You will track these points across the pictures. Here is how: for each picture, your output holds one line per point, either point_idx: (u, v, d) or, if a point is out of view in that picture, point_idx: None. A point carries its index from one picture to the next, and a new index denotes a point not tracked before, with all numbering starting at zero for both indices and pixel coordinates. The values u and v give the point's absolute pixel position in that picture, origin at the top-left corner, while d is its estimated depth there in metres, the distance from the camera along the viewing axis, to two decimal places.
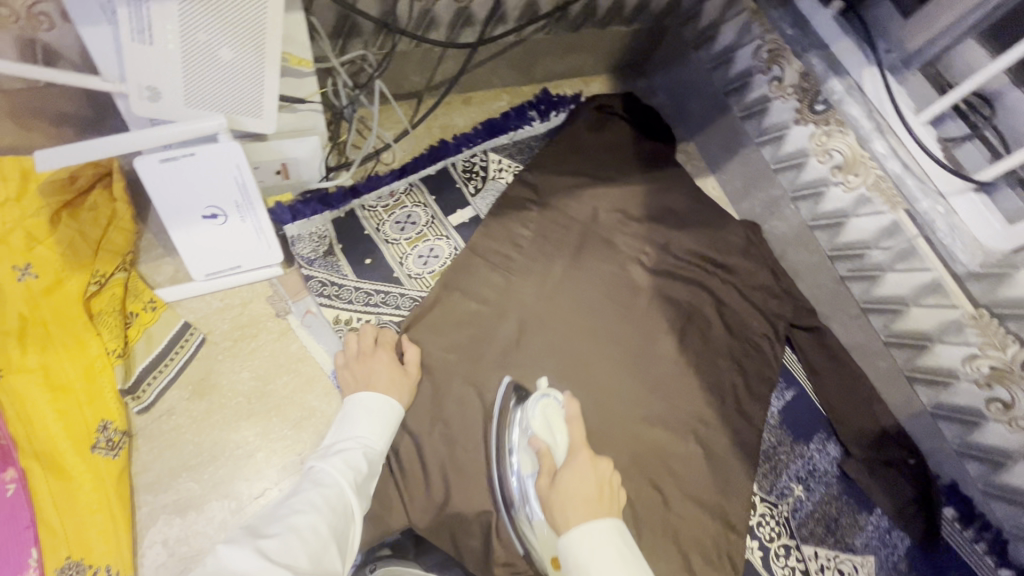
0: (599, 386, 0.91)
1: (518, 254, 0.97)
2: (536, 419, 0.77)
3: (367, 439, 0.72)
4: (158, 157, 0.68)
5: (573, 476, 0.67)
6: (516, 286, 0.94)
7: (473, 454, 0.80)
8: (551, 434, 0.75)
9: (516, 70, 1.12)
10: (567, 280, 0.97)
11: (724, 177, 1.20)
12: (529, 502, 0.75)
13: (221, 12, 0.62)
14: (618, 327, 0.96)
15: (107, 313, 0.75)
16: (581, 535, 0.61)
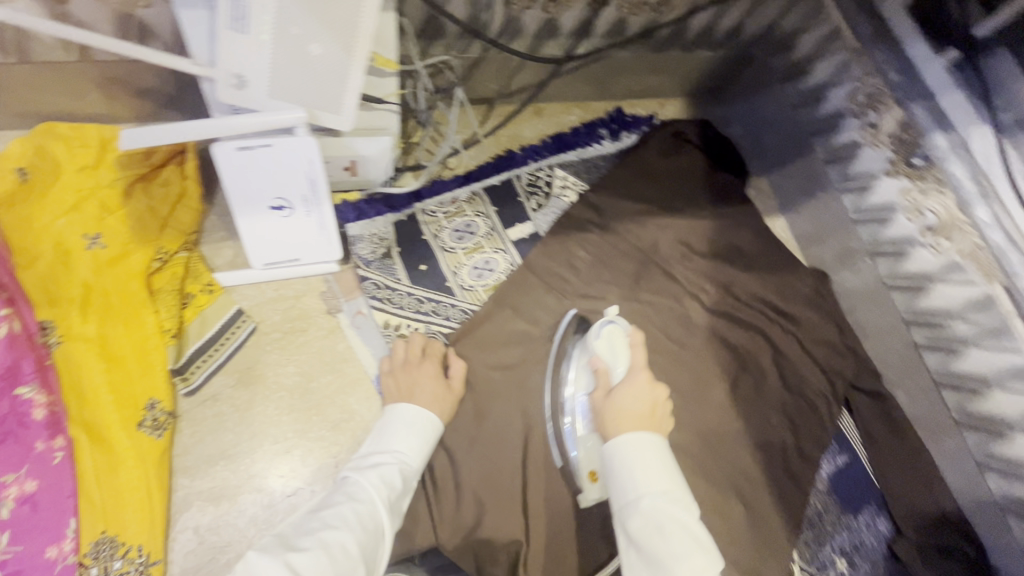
0: None
1: (574, 277, 0.94)
2: (598, 339, 0.76)
3: (405, 455, 0.70)
4: (236, 144, 0.67)
5: (628, 392, 0.68)
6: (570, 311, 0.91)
7: (508, 480, 0.78)
8: (611, 354, 0.75)
9: (593, 85, 1.08)
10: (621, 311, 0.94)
11: (796, 220, 1.14)
12: (578, 417, 0.76)
13: (317, 8, 0.61)
14: (670, 369, 0.94)
15: (166, 291, 0.76)
16: (631, 441, 0.63)
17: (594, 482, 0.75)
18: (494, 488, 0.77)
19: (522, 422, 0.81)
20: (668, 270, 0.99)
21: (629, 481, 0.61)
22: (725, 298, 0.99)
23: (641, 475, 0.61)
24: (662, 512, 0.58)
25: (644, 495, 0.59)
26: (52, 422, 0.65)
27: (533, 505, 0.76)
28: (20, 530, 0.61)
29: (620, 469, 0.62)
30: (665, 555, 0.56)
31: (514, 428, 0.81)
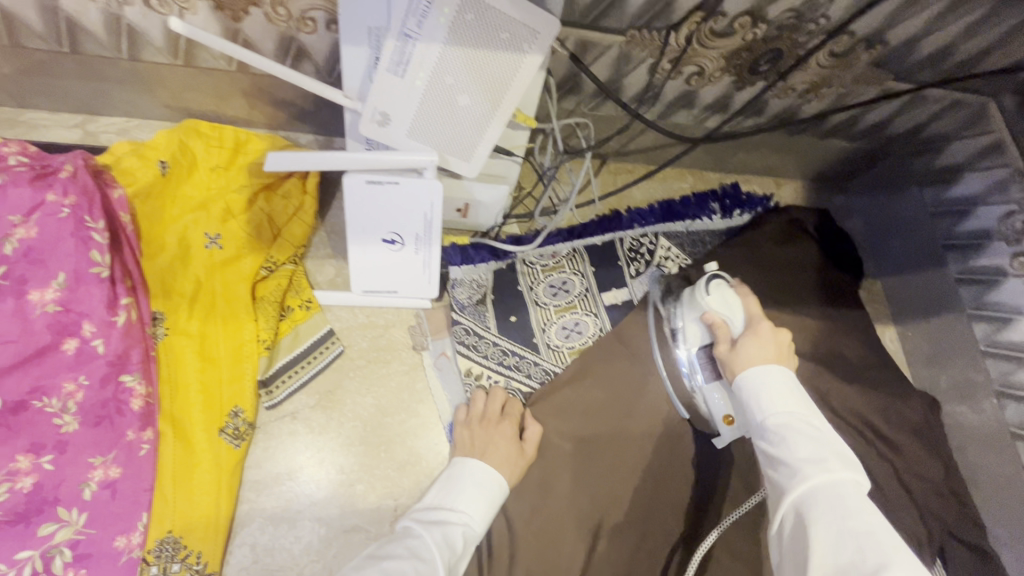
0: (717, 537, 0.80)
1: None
2: (710, 296, 0.74)
3: (469, 517, 0.66)
4: (368, 177, 0.68)
5: (754, 338, 0.67)
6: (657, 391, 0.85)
7: (566, 562, 0.75)
8: (728, 309, 0.73)
9: (712, 156, 1.05)
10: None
11: (909, 334, 1.05)
12: (698, 370, 0.78)
13: (475, 62, 0.61)
14: None
15: (268, 300, 0.77)
16: (756, 373, 0.62)
17: (730, 426, 0.76)
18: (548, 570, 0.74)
19: (587, 502, 0.78)
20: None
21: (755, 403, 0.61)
22: (821, 409, 0.92)
23: (767, 393, 0.60)
24: (788, 423, 0.57)
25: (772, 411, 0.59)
26: (145, 414, 0.67)
27: None
28: (98, 514, 0.63)
29: (745, 395, 0.62)
30: (792, 457, 0.54)
31: (578, 507, 0.77)
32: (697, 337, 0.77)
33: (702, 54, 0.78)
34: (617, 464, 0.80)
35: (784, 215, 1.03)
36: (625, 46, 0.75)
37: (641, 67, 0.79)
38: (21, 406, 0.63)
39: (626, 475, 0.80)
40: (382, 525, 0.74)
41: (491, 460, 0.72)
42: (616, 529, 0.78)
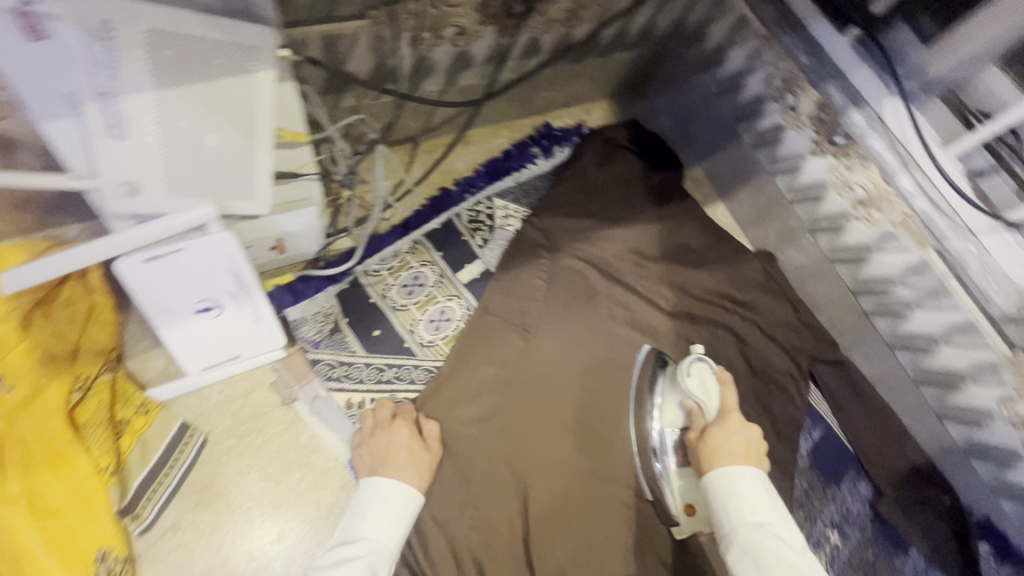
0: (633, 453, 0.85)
1: (534, 308, 0.92)
2: (691, 381, 0.74)
3: (378, 545, 0.64)
4: (143, 257, 0.61)
5: (726, 435, 0.71)
6: (537, 346, 0.89)
7: (508, 537, 0.76)
8: (705, 392, 0.74)
9: (517, 103, 1.05)
10: (588, 332, 0.92)
11: (736, 205, 1.16)
12: (665, 454, 0.77)
13: (204, 98, 0.55)
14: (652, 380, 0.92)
15: (95, 425, 0.67)
16: (728, 475, 0.68)
17: (690, 516, 0.76)
18: (495, 554, 0.75)
19: (510, 473, 0.79)
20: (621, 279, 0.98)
21: (727, 513, 0.66)
22: (684, 302, 1.00)
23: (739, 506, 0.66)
24: (758, 541, 0.62)
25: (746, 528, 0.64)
26: None
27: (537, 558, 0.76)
28: None
29: (721, 502, 0.67)
30: None
31: (504, 482, 0.79)
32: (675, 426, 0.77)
33: (452, 14, 0.75)
34: (524, 427, 0.83)
35: (597, 139, 1.08)
36: (372, 28, 0.71)
37: (401, 43, 0.76)
38: None
39: (535, 433, 0.83)
40: None
41: (393, 470, 0.70)
42: (546, 487, 0.80)
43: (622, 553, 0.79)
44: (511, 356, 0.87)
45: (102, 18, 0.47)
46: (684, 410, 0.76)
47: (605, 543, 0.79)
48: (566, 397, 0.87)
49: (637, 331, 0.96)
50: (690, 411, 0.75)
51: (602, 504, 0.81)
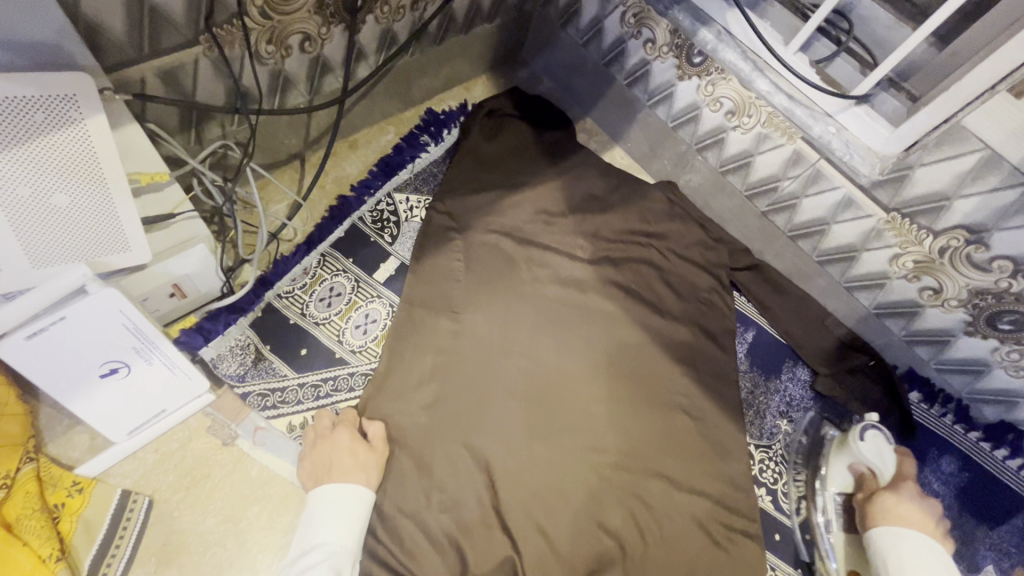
0: (581, 400, 0.89)
1: (457, 291, 0.92)
2: (865, 445, 0.85)
3: (335, 546, 0.67)
4: (23, 335, 0.57)
5: (897, 500, 0.80)
6: (469, 323, 0.90)
7: (479, 510, 0.77)
8: (879, 458, 0.85)
9: (395, 97, 1.05)
10: (515, 300, 0.94)
11: (630, 145, 1.19)
12: (829, 513, 0.86)
13: (36, 159, 0.54)
14: (588, 327, 0.95)
15: (28, 515, 0.64)
16: (891, 533, 0.77)
17: None
18: (472, 531, 0.76)
19: (468, 451, 0.81)
20: (534, 240, 1.00)
21: (887, 565, 0.76)
22: (600, 249, 1.03)
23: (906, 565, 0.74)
24: None
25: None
26: None
27: (512, 519, 0.77)
28: None
29: (884, 554, 0.77)
30: None
31: (467, 462, 0.80)
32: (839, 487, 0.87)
33: (294, 20, 0.74)
34: (471, 404, 0.84)
35: (481, 114, 1.09)
36: (210, 51, 0.69)
37: (245, 64, 0.74)
38: None
39: (484, 406, 0.85)
40: None
41: (344, 473, 0.72)
42: (509, 456, 0.82)
43: (595, 498, 0.82)
44: (445, 341, 0.88)
45: None
46: (855, 472, 0.87)
47: (576, 492, 0.82)
48: (509, 367, 0.89)
49: (563, 285, 0.98)
50: (861, 474, 0.86)
51: (565, 457, 0.84)
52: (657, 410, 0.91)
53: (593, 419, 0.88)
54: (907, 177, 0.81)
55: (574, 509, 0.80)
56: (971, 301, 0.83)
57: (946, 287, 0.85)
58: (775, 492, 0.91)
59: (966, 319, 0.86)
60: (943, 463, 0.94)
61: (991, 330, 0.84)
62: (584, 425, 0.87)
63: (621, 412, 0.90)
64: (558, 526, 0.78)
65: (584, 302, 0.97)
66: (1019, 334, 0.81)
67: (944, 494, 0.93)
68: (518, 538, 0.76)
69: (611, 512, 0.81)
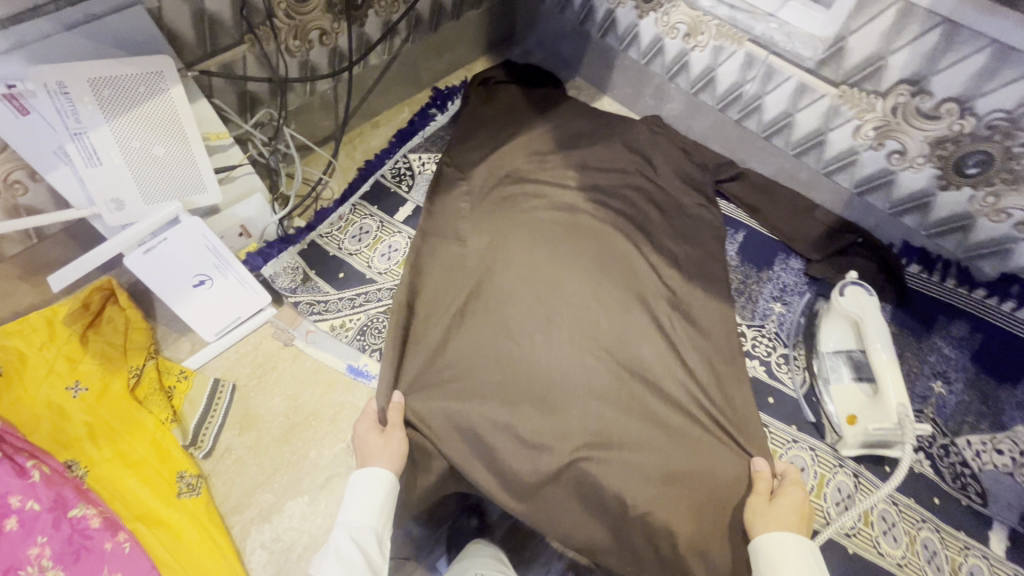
0: (576, 302, 0.97)
1: (464, 224, 1.07)
2: (846, 300, 0.85)
3: (359, 522, 0.73)
4: (141, 250, 0.83)
5: (875, 349, 0.80)
6: (474, 244, 1.04)
7: (482, 381, 0.89)
8: (859, 308, 0.84)
9: (405, 82, 1.27)
10: (513, 224, 1.06)
11: (616, 91, 1.31)
12: (831, 369, 0.87)
13: (141, 119, 0.78)
14: (584, 244, 1.03)
15: (151, 393, 0.89)
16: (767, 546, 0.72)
17: (853, 427, 0.82)
18: (484, 403, 0.86)
19: (479, 340, 0.92)
20: (530, 178, 1.14)
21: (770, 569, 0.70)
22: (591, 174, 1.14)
23: (881, 394, 0.78)
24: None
25: (898, 415, 0.76)
26: (109, 524, 0.77)
27: (509, 391, 0.88)
28: None
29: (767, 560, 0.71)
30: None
31: (477, 352, 0.91)
32: (840, 348, 0.88)
33: (310, 19, 0.98)
34: (477, 304, 0.96)
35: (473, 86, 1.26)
36: (252, 47, 0.94)
37: (280, 56, 0.99)
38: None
39: (488, 305, 0.96)
40: (347, 461, 0.86)
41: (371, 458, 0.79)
42: (515, 346, 0.91)
43: (595, 377, 0.89)
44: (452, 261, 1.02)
45: (59, 81, 0.71)
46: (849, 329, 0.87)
47: (576, 375, 0.89)
48: (511, 276, 0.99)
49: (558, 209, 1.09)
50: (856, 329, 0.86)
51: (565, 347, 0.92)
52: (652, 302, 0.99)
53: (591, 316, 0.95)
54: (842, 48, 0.87)
55: (577, 388, 0.88)
56: (935, 154, 0.87)
57: (909, 145, 0.89)
58: (768, 363, 0.94)
59: (937, 174, 0.88)
60: (953, 327, 0.94)
61: (961, 178, 0.86)
62: (576, 321, 0.95)
63: (617, 308, 0.97)
64: (562, 401, 0.86)
65: (579, 221, 1.07)
66: (987, 175, 0.83)
67: (956, 357, 0.93)
68: (524, 409, 0.86)
69: (609, 391, 0.89)
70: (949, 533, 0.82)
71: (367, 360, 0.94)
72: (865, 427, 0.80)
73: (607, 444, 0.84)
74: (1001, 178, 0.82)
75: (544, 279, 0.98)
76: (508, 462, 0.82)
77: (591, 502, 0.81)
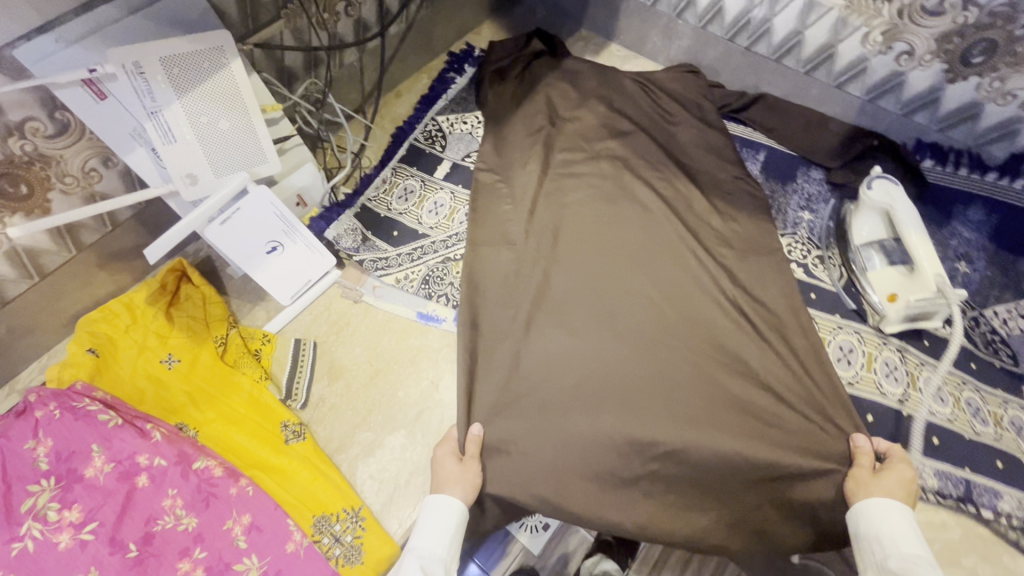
0: (639, 293, 0.93)
1: (512, 226, 1.01)
2: (873, 192, 0.92)
3: (429, 553, 0.70)
4: (218, 221, 0.89)
5: (911, 232, 0.87)
6: (526, 245, 0.98)
7: (560, 391, 0.86)
8: (888, 197, 0.91)
9: (421, 49, 1.31)
10: (563, 219, 1.00)
11: (623, 36, 1.36)
12: (866, 258, 0.94)
13: (207, 95, 0.83)
14: (636, 231, 0.98)
15: (241, 357, 0.95)
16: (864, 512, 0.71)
17: (894, 303, 0.89)
18: (567, 417, 0.84)
19: (549, 347, 0.89)
20: (571, 170, 1.06)
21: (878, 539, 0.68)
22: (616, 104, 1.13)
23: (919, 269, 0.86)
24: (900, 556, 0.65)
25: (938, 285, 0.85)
26: (230, 472, 0.83)
27: (592, 399, 0.85)
28: (260, 548, 0.80)
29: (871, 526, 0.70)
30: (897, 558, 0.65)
31: (550, 363, 0.88)
32: (872, 239, 0.95)
33: None
34: (542, 310, 0.93)
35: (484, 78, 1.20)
36: (288, 23, 0.98)
37: (312, 29, 1.03)
38: (149, 536, 0.77)
39: (553, 310, 0.92)
40: (433, 398, 0.93)
41: (447, 487, 0.77)
42: (588, 353, 0.89)
43: (674, 376, 0.87)
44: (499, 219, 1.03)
45: (134, 61, 0.75)
46: (881, 219, 0.94)
47: (654, 375, 0.87)
48: (571, 278, 0.95)
49: (606, 200, 1.02)
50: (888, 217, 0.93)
51: (639, 348, 0.89)
52: (716, 271, 0.95)
53: (659, 311, 0.92)
54: None
55: (658, 386, 0.86)
56: (942, 49, 0.93)
57: (916, 45, 0.95)
58: (807, 264, 1.01)
59: (944, 68, 0.95)
60: (969, 212, 1.02)
61: (968, 69, 0.92)
62: (644, 315, 0.92)
63: (684, 299, 0.93)
64: (643, 406, 0.85)
65: (631, 207, 1.01)
66: (991, 61, 0.89)
67: (975, 239, 1.01)
68: (607, 419, 0.84)
69: (691, 388, 0.86)
70: (987, 391, 0.90)
71: (435, 305, 1.00)
72: (906, 301, 0.88)
73: (699, 441, 0.81)
74: (1005, 62, 0.88)
75: (604, 275, 0.95)
76: (599, 470, 0.82)
77: (685, 496, 0.81)
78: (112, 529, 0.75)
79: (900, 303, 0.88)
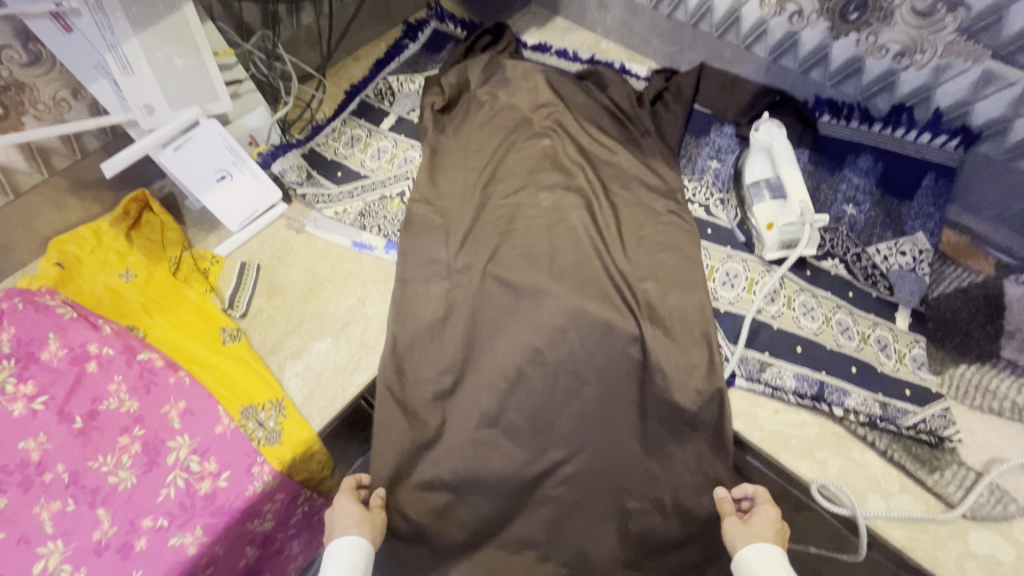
0: (560, 346, 0.92)
1: (443, 257, 1.04)
2: (760, 133, 1.04)
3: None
4: (172, 147, 1.02)
5: (787, 165, 1.01)
6: (455, 285, 1.00)
7: (473, 436, 0.90)
8: (766, 135, 1.04)
9: (380, 19, 1.43)
10: (499, 257, 1.02)
11: (565, 10, 1.47)
12: (751, 194, 1.05)
13: (164, 34, 0.96)
14: (568, 264, 1.00)
15: (191, 275, 1.06)
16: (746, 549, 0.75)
17: (770, 230, 1.00)
18: (483, 469, 0.88)
19: (472, 401, 0.92)
20: (511, 200, 1.09)
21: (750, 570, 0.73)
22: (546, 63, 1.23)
23: (788, 196, 0.99)
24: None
25: (801, 208, 0.97)
26: (170, 364, 0.93)
27: (502, 449, 0.89)
28: (192, 429, 0.89)
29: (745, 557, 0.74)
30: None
31: (468, 408, 0.92)
32: (759, 176, 1.05)
33: None
34: (462, 352, 0.95)
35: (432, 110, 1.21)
36: None
37: None
38: (94, 412, 0.87)
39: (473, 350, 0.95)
40: (358, 317, 1.04)
41: (346, 530, 0.79)
42: (503, 402, 0.91)
43: (584, 427, 0.89)
44: (428, 165, 1.14)
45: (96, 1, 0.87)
46: (766, 158, 1.05)
47: (568, 424, 0.89)
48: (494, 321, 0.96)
49: (544, 231, 1.04)
50: (770, 155, 1.04)
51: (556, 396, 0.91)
52: (611, 216, 1.06)
53: (578, 359, 0.92)
54: None
55: (566, 435, 0.89)
56: (824, 7, 1.03)
57: (803, 5, 1.05)
58: (707, 205, 1.11)
59: (829, 27, 1.05)
60: (859, 160, 1.10)
61: (847, 25, 1.03)
62: (563, 359, 0.92)
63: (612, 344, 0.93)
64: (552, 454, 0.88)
65: (566, 232, 1.03)
66: (865, 16, 1.00)
67: (864, 183, 1.08)
68: (520, 474, 0.88)
69: (595, 438, 0.89)
70: (860, 314, 0.99)
71: (368, 235, 1.12)
72: (780, 227, 0.98)
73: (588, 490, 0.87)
74: (876, 17, 0.99)
75: (528, 317, 0.96)
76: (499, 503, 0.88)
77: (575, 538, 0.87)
78: (62, 402, 0.86)
79: (775, 228, 0.98)
